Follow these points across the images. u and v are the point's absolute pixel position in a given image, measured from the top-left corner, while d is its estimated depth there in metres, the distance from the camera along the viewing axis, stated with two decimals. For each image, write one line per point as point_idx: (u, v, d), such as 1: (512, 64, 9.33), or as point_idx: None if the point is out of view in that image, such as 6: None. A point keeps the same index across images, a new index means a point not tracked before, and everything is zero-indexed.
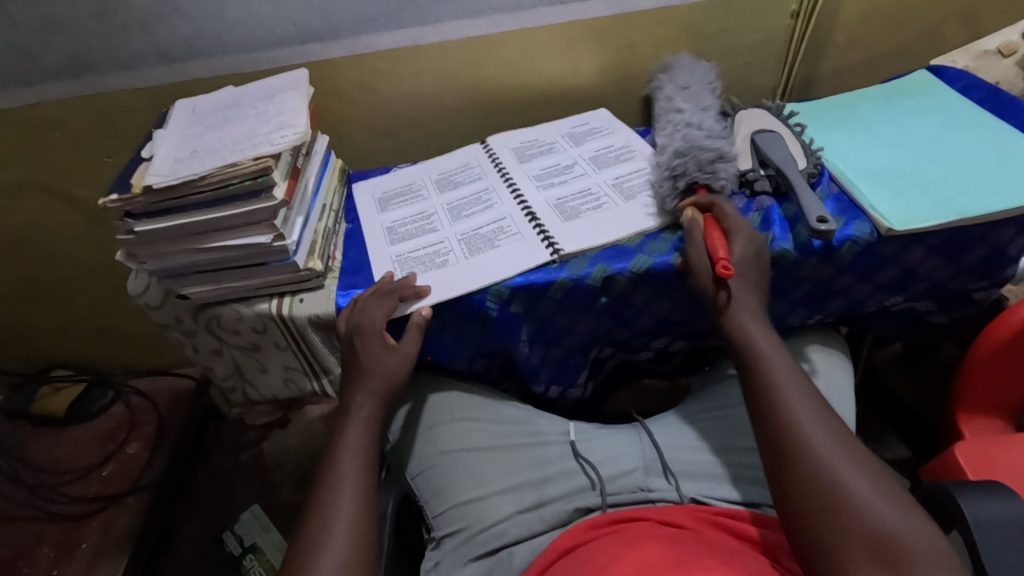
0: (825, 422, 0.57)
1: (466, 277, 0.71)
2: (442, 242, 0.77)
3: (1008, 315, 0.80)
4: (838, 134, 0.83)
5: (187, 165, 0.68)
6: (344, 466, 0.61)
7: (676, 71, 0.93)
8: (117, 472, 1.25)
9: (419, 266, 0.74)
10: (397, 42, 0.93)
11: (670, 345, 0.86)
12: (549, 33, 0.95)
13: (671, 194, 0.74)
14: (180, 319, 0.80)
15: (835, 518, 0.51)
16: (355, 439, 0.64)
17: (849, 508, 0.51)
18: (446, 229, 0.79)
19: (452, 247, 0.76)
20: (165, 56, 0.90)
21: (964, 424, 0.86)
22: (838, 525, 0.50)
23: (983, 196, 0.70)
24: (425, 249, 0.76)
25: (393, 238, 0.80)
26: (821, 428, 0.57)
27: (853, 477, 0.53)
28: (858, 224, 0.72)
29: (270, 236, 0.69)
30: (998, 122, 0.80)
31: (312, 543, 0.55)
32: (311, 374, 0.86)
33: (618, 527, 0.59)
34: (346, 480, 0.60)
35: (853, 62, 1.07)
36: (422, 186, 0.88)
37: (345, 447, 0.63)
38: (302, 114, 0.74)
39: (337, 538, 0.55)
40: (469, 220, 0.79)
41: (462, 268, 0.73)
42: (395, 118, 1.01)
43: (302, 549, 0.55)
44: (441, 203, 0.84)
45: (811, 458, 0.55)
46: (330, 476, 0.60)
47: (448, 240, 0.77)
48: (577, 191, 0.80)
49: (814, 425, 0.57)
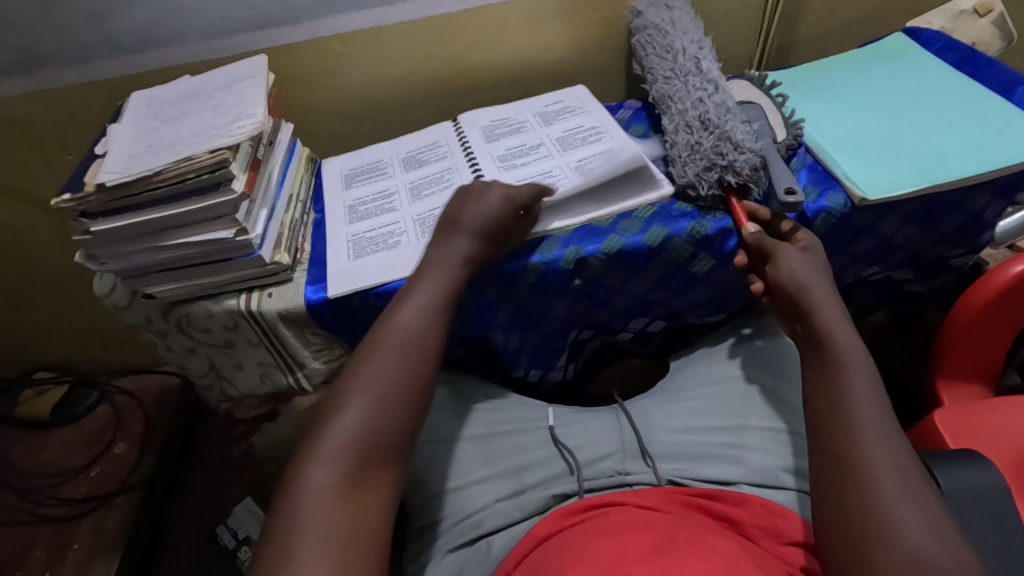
0: (883, 422, 0.51)
1: (412, 259, 0.72)
2: (397, 223, 0.77)
3: (989, 278, 0.79)
4: (812, 101, 0.82)
5: (141, 161, 0.66)
6: (403, 314, 0.59)
7: (673, 25, 0.88)
8: (106, 471, 1.25)
9: (371, 247, 0.75)
10: (360, 24, 0.90)
11: (649, 326, 0.85)
12: (516, 9, 0.93)
13: (707, 184, 0.71)
14: (150, 319, 0.77)
15: (858, 504, 0.47)
16: (425, 291, 0.61)
17: (880, 502, 0.47)
18: (404, 210, 0.79)
19: (406, 228, 0.76)
20: (119, 46, 0.87)
21: (945, 392, 0.86)
22: (850, 513, 0.47)
23: (957, 160, 0.69)
24: (379, 230, 0.77)
25: (352, 216, 0.80)
26: (873, 414, 0.52)
27: (891, 472, 0.48)
28: (832, 195, 0.71)
29: (233, 230, 0.67)
30: (974, 84, 0.78)
31: (343, 392, 0.54)
32: (285, 370, 0.82)
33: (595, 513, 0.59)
34: (397, 335, 0.57)
35: (830, 27, 1.04)
36: (389, 164, 0.87)
37: (385, 361, 0.56)
38: (260, 102, 0.72)
39: (369, 389, 0.53)
40: (426, 200, 0.79)
41: (411, 250, 0.73)
42: (363, 103, 0.98)
43: (335, 392, 0.54)
44: (404, 181, 0.83)
45: (861, 454, 0.49)
46: (381, 334, 0.58)
47: (403, 220, 0.77)
48: (536, 171, 0.78)
49: (869, 410, 0.52)
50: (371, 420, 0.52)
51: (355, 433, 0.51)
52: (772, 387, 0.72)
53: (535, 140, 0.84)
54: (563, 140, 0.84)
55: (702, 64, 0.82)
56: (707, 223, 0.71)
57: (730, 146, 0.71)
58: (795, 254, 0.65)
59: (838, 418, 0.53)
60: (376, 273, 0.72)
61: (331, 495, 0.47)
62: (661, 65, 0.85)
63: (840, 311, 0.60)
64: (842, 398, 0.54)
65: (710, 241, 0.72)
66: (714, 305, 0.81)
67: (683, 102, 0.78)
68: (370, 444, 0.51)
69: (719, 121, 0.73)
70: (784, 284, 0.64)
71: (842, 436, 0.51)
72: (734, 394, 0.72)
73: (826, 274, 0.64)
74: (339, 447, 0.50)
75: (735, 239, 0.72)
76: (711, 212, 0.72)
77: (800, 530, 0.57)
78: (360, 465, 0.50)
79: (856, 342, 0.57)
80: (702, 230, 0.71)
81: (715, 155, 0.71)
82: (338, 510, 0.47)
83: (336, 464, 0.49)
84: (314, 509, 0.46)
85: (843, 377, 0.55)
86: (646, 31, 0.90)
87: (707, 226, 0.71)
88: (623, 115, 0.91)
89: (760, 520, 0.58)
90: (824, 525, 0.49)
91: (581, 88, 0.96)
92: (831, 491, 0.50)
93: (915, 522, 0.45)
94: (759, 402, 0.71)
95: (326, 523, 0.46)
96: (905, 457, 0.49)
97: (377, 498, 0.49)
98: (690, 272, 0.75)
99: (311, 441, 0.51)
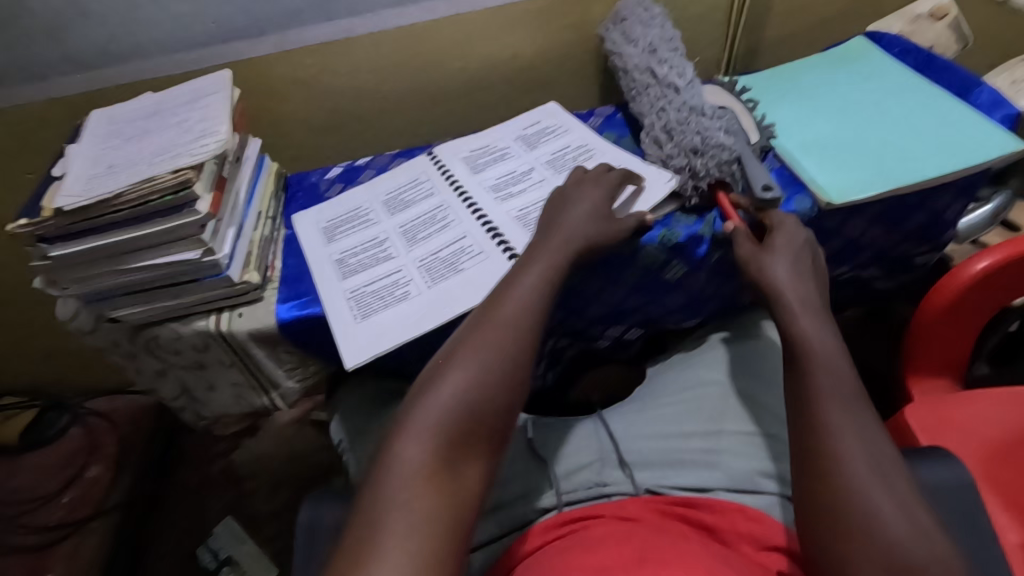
0: (850, 419, 0.52)
1: (427, 313, 0.67)
2: (399, 271, 0.73)
3: (952, 275, 0.80)
4: (781, 106, 0.83)
5: (101, 182, 0.64)
6: (511, 295, 0.61)
7: (630, 27, 0.88)
8: (80, 496, 1.22)
9: (378, 302, 0.70)
10: (327, 36, 0.89)
11: (626, 332, 0.85)
12: (485, 18, 0.93)
13: (692, 192, 0.72)
14: (117, 343, 0.75)
15: (827, 499, 0.49)
16: (528, 277, 0.62)
17: (851, 500, 0.48)
18: (403, 256, 0.74)
19: (411, 276, 0.72)
20: (77, 62, 0.84)
21: (914, 386, 0.87)
22: (824, 512, 0.48)
23: (919, 162, 0.70)
24: (382, 282, 0.72)
25: (344, 271, 0.74)
26: (841, 407, 0.52)
27: (862, 468, 0.49)
28: (799, 199, 0.72)
29: (199, 251, 0.66)
30: (934, 86, 0.80)
31: (445, 363, 0.56)
32: (259, 391, 0.81)
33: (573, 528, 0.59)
34: (504, 317, 0.59)
35: (793, 31, 1.06)
36: (370, 210, 0.82)
37: (469, 344, 0.57)
38: (224, 120, 0.71)
39: (470, 369, 0.55)
40: (425, 243, 0.75)
41: (425, 299, 0.69)
42: (333, 115, 0.97)
43: (432, 368, 0.56)
44: (393, 226, 0.79)
45: (834, 450, 0.50)
46: (489, 313, 0.60)
47: (407, 267, 0.73)
48: (538, 199, 0.76)
49: (836, 406, 0.52)
50: (458, 409, 0.53)
51: (443, 421, 0.52)
52: (746, 392, 0.72)
53: (523, 169, 0.82)
54: (554, 167, 0.81)
55: (657, 71, 0.83)
56: (678, 231, 0.71)
57: (693, 155, 0.72)
58: (782, 264, 0.63)
59: (804, 415, 0.53)
60: (392, 332, 0.66)
61: (426, 467, 0.49)
62: (626, 84, 0.87)
63: (811, 301, 0.60)
64: (808, 396, 0.54)
65: (682, 248, 0.72)
66: (689, 311, 0.81)
67: (649, 118, 0.80)
68: (459, 434, 0.52)
69: (681, 132, 0.75)
70: (761, 287, 0.63)
71: (811, 437, 0.52)
72: (710, 399, 0.72)
73: (809, 253, 0.64)
74: (435, 425, 0.52)
75: (705, 245, 0.72)
76: (682, 220, 0.73)
77: (780, 535, 0.57)
78: (463, 437, 0.52)
79: (825, 333, 0.57)
80: (673, 237, 0.71)
81: (681, 168, 0.73)
82: (427, 493, 0.48)
83: (434, 439, 0.51)
84: (402, 493, 0.47)
85: (806, 372, 0.55)
86: (608, 49, 0.91)
87: (678, 233, 0.72)
88: (594, 122, 0.91)
89: (738, 529, 0.58)
90: (805, 529, 0.50)
91: (552, 104, 0.95)
92: (801, 480, 0.51)
93: (893, 516, 0.46)
94: (734, 407, 0.71)
95: (413, 509, 0.47)
96: (875, 450, 0.50)
97: (472, 481, 0.51)
98: (664, 279, 0.75)
99: (411, 409, 0.53)
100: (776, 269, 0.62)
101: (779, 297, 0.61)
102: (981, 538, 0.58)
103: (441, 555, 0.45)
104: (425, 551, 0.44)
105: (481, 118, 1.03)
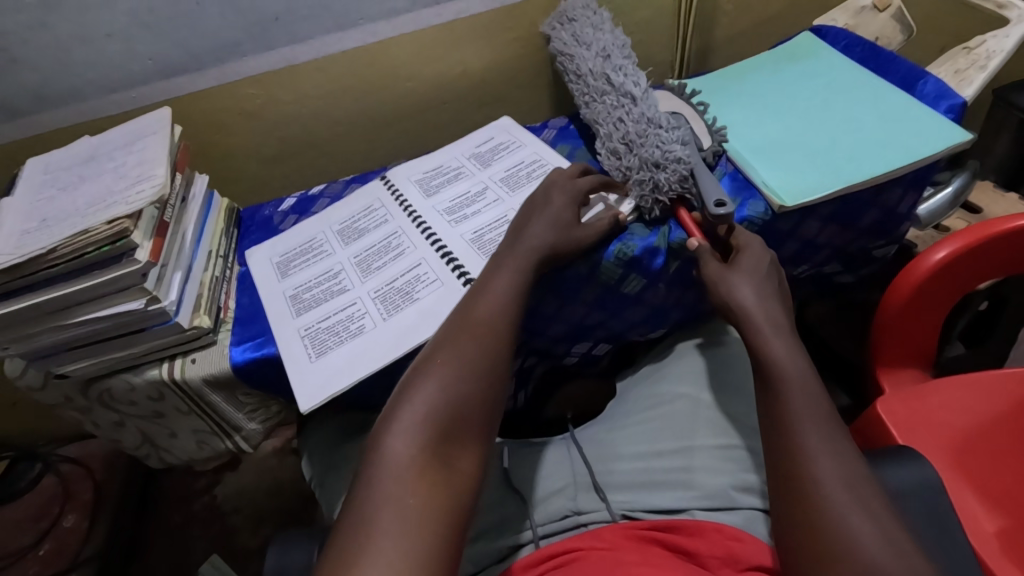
0: (822, 440, 0.52)
1: (383, 345, 0.66)
2: (354, 304, 0.71)
3: (915, 265, 0.80)
4: (731, 108, 0.82)
5: (33, 238, 0.62)
6: (491, 292, 0.62)
7: (580, 36, 0.87)
8: (57, 548, 1.18)
9: (332, 338, 0.68)
10: (269, 65, 0.87)
11: (594, 348, 0.84)
12: (430, 36, 0.91)
13: (652, 204, 0.71)
14: (68, 398, 0.73)
15: (805, 521, 0.48)
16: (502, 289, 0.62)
17: (831, 524, 0.47)
18: (358, 287, 0.73)
19: (366, 308, 0.70)
20: (12, 110, 0.82)
21: (885, 379, 0.87)
22: (806, 535, 0.48)
23: (866, 160, 0.70)
24: (337, 316, 0.70)
25: (298, 308, 0.73)
26: (815, 428, 0.52)
27: (839, 491, 0.48)
28: (753, 203, 0.71)
29: (143, 300, 0.64)
30: (880, 80, 0.80)
31: (426, 363, 0.57)
32: (222, 435, 0.78)
33: (552, 564, 0.57)
34: (483, 314, 0.60)
35: (743, 28, 1.06)
36: (324, 240, 0.81)
37: (452, 342, 0.58)
38: (162, 162, 0.68)
39: (451, 364, 0.56)
40: (379, 273, 0.73)
41: (381, 333, 0.67)
42: (283, 143, 0.95)
43: (414, 368, 0.57)
44: (347, 256, 0.77)
45: (811, 471, 0.50)
46: (469, 312, 0.61)
47: (362, 300, 0.71)
48: (491, 220, 0.75)
49: (810, 425, 0.53)
50: (442, 401, 0.54)
51: (427, 415, 0.53)
52: (716, 403, 0.71)
53: (477, 187, 0.81)
54: (507, 184, 0.80)
55: (613, 78, 0.81)
56: (633, 244, 0.70)
57: (650, 165, 0.71)
58: (747, 286, 0.62)
59: (783, 436, 0.53)
60: (347, 370, 0.65)
61: (412, 463, 0.50)
62: (579, 90, 0.85)
63: (773, 318, 0.60)
64: (782, 418, 0.54)
65: (638, 261, 0.71)
66: (653, 322, 0.81)
67: (605, 125, 0.79)
68: (445, 429, 0.53)
69: (640, 141, 0.73)
70: (728, 306, 0.63)
71: (788, 459, 0.52)
72: (679, 413, 0.72)
73: (772, 274, 0.64)
74: (421, 421, 0.52)
75: (662, 257, 0.71)
76: (637, 233, 0.72)
77: (760, 554, 0.56)
78: (451, 433, 0.53)
79: (795, 353, 0.58)
80: (628, 251, 0.70)
81: (637, 177, 0.71)
82: (418, 486, 0.48)
83: (421, 434, 0.51)
84: (393, 487, 0.48)
85: (779, 392, 0.55)
86: (559, 57, 0.90)
87: (634, 247, 0.70)
88: (547, 135, 0.90)
89: (715, 552, 0.57)
90: (785, 554, 0.49)
91: (507, 118, 0.93)
92: (780, 501, 0.51)
93: (872, 537, 0.46)
94: (705, 420, 0.70)
95: (406, 502, 0.47)
96: (849, 469, 0.50)
97: (464, 474, 0.52)
98: (623, 293, 0.75)
99: (395, 409, 0.54)
100: (744, 284, 0.63)
101: (749, 318, 0.61)
102: (954, 537, 0.57)
103: (437, 542, 0.45)
104: (420, 540, 0.45)
105: (436, 135, 1.02)
